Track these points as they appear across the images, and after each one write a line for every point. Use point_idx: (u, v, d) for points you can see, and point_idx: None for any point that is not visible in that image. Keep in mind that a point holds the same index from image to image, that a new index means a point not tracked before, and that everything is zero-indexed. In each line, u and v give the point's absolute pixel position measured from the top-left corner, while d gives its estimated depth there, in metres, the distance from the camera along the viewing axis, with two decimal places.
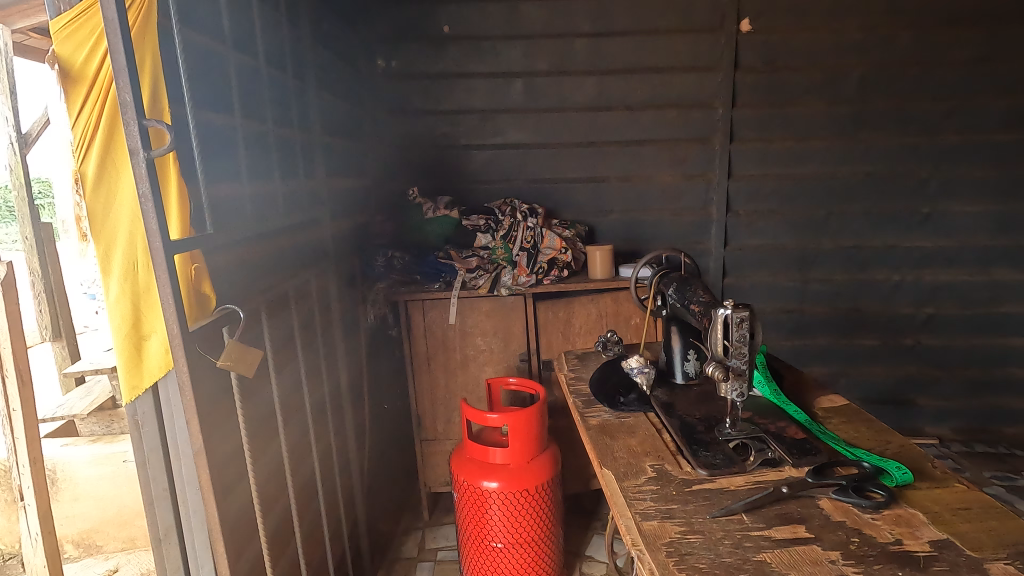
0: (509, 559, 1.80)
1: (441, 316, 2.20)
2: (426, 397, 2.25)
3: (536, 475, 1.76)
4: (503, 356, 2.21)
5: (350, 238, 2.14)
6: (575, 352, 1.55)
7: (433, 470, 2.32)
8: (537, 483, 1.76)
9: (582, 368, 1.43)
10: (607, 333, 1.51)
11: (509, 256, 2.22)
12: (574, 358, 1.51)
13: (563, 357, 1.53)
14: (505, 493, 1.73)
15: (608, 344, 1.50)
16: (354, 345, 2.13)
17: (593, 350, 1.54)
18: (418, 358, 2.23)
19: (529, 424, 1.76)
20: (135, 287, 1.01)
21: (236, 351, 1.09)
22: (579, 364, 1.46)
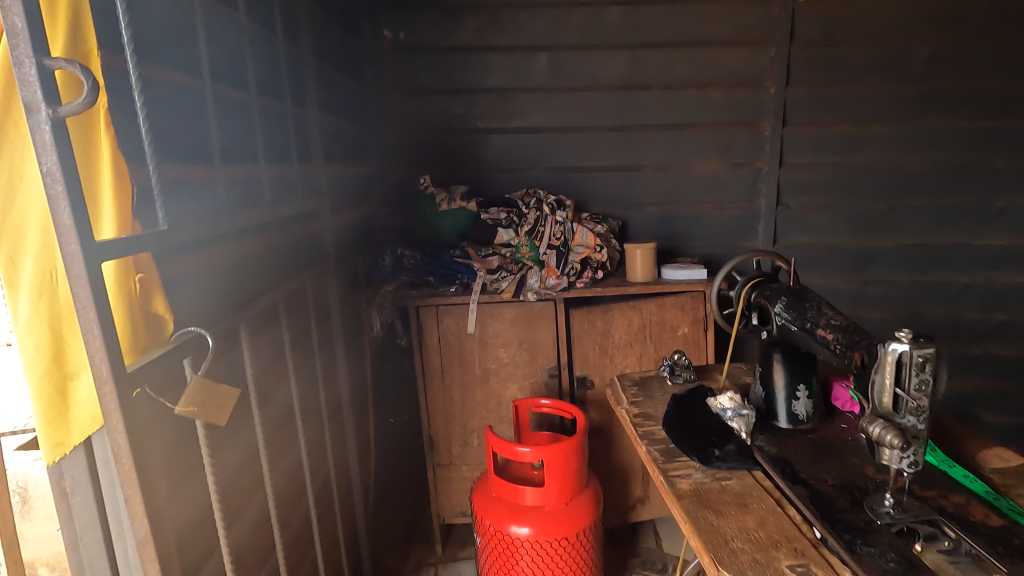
0: None
1: (457, 323, 1.91)
2: (440, 416, 1.97)
3: (576, 519, 1.48)
4: (528, 371, 1.91)
5: (351, 233, 1.85)
6: (629, 377, 1.27)
7: (447, 498, 2.03)
8: (577, 529, 1.48)
9: (646, 401, 1.14)
10: (675, 356, 1.23)
11: (536, 255, 1.94)
12: (631, 386, 1.22)
13: (616, 386, 1.24)
14: (538, 541, 1.45)
15: (675, 369, 1.22)
16: (357, 358, 1.84)
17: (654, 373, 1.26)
18: (431, 372, 1.94)
19: (569, 459, 1.48)
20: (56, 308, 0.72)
21: (204, 392, 0.81)
22: (642, 395, 1.17)
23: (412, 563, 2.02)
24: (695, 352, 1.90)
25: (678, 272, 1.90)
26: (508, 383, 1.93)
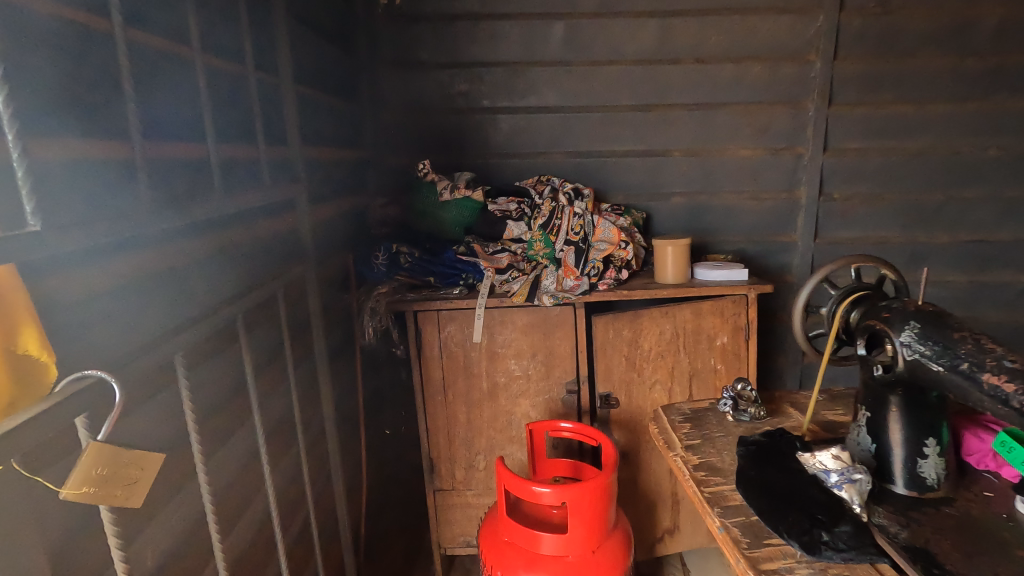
0: None
1: (461, 331, 1.66)
2: (442, 436, 1.73)
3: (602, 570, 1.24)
4: (543, 385, 1.67)
5: (339, 228, 1.60)
6: (676, 410, 1.04)
7: (449, 527, 1.80)
8: None
9: (705, 446, 0.90)
10: (738, 386, 0.99)
11: (551, 253, 1.71)
12: (683, 423, 0.98)
13: (661, 422, 1.00)
14: None
15: (738, 404, 0.97)
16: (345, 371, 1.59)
17: (709, 407, 1.02)
18: (431, 387, 1.71)
19: (596, 499, 1.24)
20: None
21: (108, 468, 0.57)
22: (697, 438, 0.93)
23: None
24: (734, 364, 1.65)
25: (715, 273, 1.64)
26: (519, 399, 1.69)
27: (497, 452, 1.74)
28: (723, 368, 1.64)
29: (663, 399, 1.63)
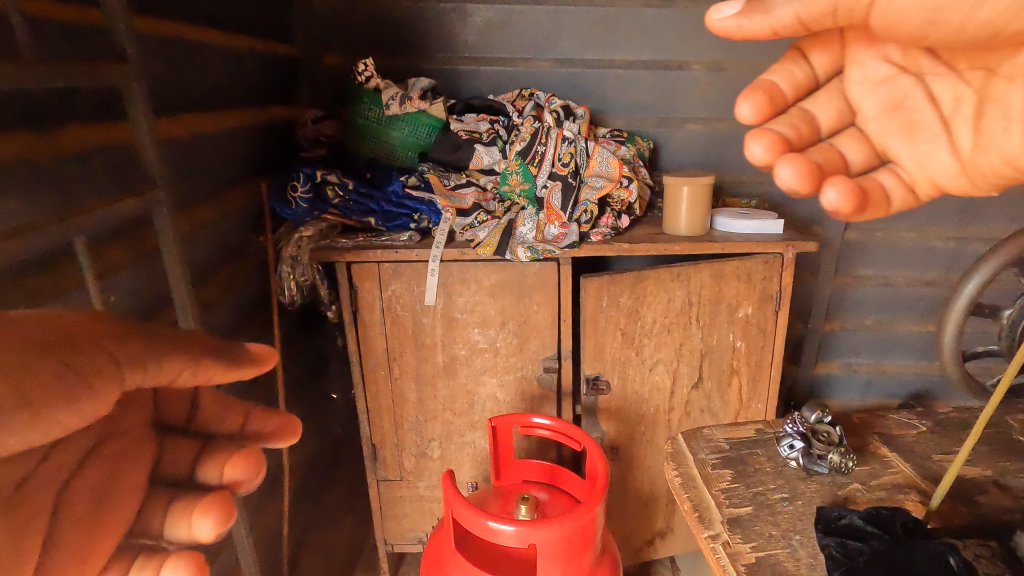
0: None
1: (410, 291, 1.28)
2: (386, 419, 1.39)
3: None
4: (514, 361, 1.32)
5: (229, 147, 1.16)
6: (706, 442, 0.82)
7: (396, 523, 1.49)
8: None
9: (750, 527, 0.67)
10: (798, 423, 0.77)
11: (530, 190, 1.32)
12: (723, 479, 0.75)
13: (686, 467, 0.78)
14: None
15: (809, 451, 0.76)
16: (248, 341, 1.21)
17: (756, 451, 0.80)
18: (371, 360, 1.34)
19: (575, 538, 0.92)
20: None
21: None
22: (742, 500, 0.72)
23: None
24: (756, 342, 1.30)
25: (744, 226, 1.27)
26: (483, 376, 1.34)
27: (456, 439, 1.40)
28: (743, 346, 1.29)
29: (667, 383, 1.29)
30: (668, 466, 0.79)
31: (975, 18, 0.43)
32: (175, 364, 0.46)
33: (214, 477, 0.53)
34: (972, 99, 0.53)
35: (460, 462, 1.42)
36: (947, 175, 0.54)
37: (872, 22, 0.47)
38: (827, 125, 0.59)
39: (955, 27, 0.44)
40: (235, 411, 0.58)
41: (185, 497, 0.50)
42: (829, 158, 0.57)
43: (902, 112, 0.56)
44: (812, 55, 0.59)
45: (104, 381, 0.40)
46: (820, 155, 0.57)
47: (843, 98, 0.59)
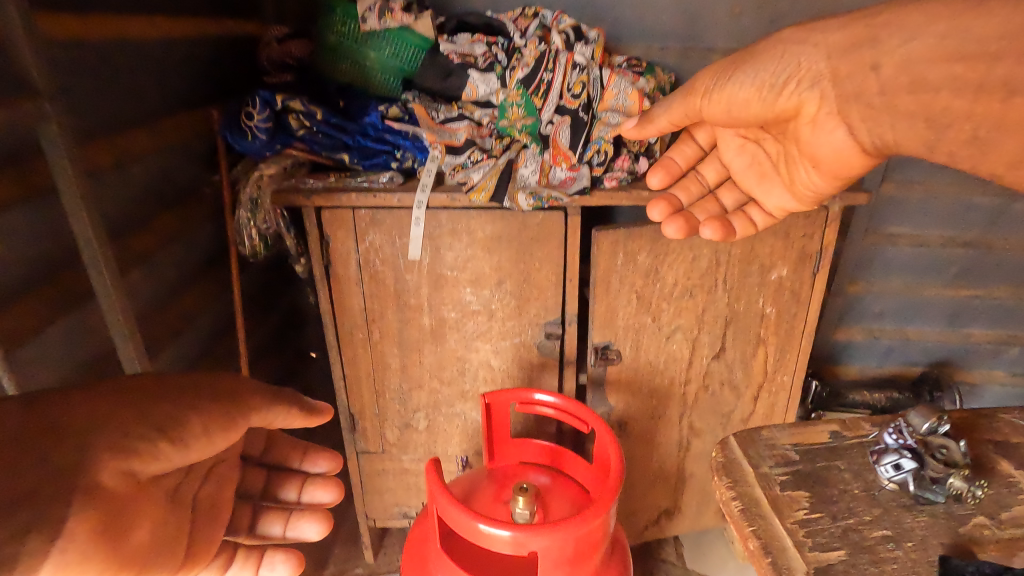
0: None
1: (390, 242, 1.09)
2: (366, 387, 1.23)
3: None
4: (510, 325, 1.15)
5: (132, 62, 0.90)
6: (767, 450, 0.69)
7: (379, 497, 1.36)
8: None
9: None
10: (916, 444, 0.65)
11: (534, 125, 1.10)
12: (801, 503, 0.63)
13: (747, 485, 0.65)
14: None
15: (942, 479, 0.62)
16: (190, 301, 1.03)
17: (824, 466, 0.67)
18: (347, 322, 1.16)
19: (581, 544, 0.78)
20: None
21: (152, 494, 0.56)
22: (828, 538, 0.59)
23: None
24: (787, 308, 1.13)
25: None
26: (475, 342, 1.18)
27: (445, 411, 1.25)
28: (773, 313, 1.13)
29: (685, 353, 1.14)
30: (721, 480, 0.66)
31: (749, 112, 0.87)
32: (266, 410, 0.66)
33: (292, 495, 0.79)
34: (783, 154, 0.92)
35: (448, 435, 1.28)
36: (789, 204, 0.96)
37: (707, 116, 0.92)
38: (714, 180, 1.03)
39: (745, 116, 0.87)
40: (296, 450, 0.82)
41: (277, 508, 0.75)
42: (714, 207, 1.01)
43: (755, 167, 0.97)
44: (698, 134, 1.01)
45: (238, 420, 0.63)
46: (705, 211, 0.99)
47: (720, 161, 1.01)
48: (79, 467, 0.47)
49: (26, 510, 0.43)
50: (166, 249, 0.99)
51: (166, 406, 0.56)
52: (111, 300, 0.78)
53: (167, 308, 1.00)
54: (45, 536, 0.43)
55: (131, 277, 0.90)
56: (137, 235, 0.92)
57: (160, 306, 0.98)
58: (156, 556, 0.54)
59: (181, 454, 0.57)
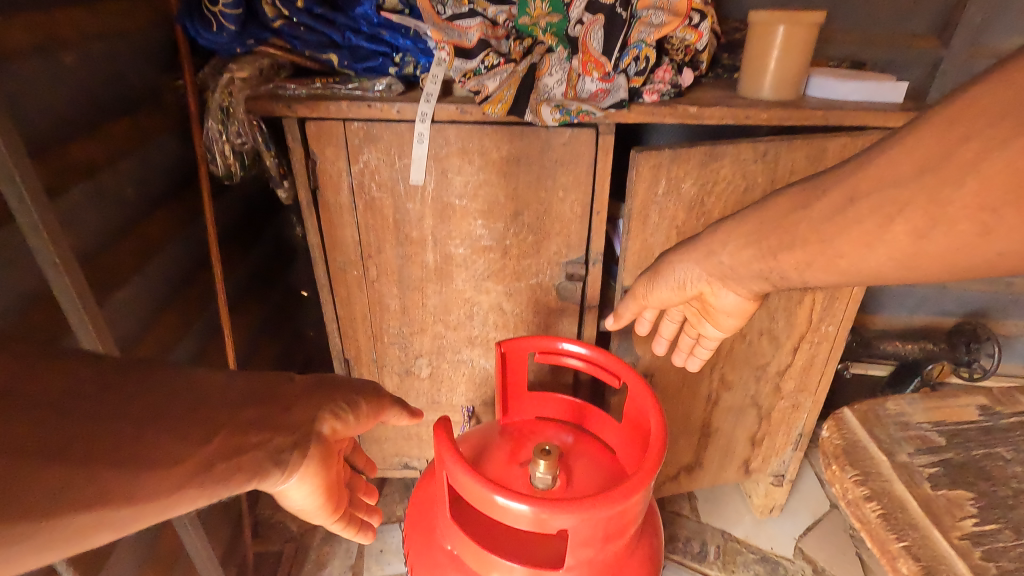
0: None
1: (389, 163, 0.93)
2: (362, 331, 1.10)
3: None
4: (527, 264, 1.01)
5: None
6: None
7: (378, 447, 1.26)
8: None
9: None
10: None
11: (561, 23, 0.90)
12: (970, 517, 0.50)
13: (883, 481, 0.53)
14: None
15: None
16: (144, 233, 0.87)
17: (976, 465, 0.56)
18: (339, 258, 1.02)
19: (618, 519, 0.68)
20: (190, 393, 0.54)
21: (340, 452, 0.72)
22: (1014, 561, 0.47)
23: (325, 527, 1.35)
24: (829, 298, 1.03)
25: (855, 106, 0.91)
26: (486, 283, 1.04)
27: (450, 357, 1.13)
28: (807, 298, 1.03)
29: None
30: (844, 472, 0.54)
31: (666, 299, 0.86)
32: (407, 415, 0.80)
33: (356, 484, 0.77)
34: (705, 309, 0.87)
35: (453, 384, 1.16)
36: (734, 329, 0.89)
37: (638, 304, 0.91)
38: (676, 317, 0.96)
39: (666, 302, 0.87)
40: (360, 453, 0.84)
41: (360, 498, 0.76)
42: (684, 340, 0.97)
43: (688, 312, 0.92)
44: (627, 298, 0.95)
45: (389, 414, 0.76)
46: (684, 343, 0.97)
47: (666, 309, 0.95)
48: (312, 422, 0.63)
49: (276, 438, 0.59)
50: (120, 163, 0.83)
51: (365, 394, 0.72)
52: (35, 220, 0.63)
53: (125, 234, 0.85)
54: (297, 457, 0.60)
55: (73, 197, 0.74)
56: (81, 143, 0.76)
57: (115, 235, 0.82)
58: (336, 494, 0.68)
59: (357, 427, 0.70)
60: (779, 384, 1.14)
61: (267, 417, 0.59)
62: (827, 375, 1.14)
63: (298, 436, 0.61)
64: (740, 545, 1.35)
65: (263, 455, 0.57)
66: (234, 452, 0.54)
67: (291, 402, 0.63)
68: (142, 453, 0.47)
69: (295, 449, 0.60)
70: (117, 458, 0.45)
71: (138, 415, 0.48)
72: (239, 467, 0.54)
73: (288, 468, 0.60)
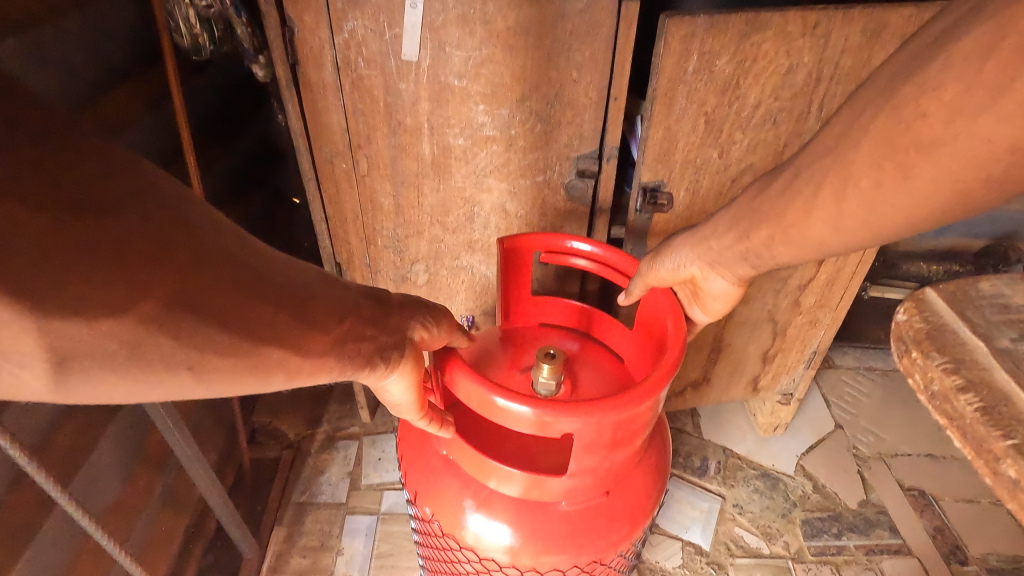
0: None
1: (378, 34, 0.80)
2: (354, 233, 1.02)
3: (614, 526, 0.70)
4: (534, 158, 0.91)
5: None
6: (996, 313, 0.43)
7: None
8: (617, 544, 0.71)
9: None
10: None
11: None
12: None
13: (980, 369, 0.39)
14: (525, 568, 0.69)
15: None
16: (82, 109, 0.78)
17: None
18: (325, 149, 0.91)
19: (627, 428, 0.62)
20: (324, 280, 0.56)
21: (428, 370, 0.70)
22: None
23: (323, 434, 1.34)
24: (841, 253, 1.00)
25: None
26: (488, 180, 0.94)
27: (448, 263, 1.06)
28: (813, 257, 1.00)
29: None
30: (929, 358, 0.40)
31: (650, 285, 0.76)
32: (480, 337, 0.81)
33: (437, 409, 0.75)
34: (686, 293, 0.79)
35: (452, 292, 1.10)
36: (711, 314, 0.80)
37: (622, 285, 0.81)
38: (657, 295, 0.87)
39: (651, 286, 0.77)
40: None
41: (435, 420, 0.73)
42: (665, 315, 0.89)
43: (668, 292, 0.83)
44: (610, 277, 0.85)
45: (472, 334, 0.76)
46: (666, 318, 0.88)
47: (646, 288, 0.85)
48: (412, 327, 0.62)
49: (386, 336, 0.58)
50: None
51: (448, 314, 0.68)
52: None
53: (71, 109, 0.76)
54: (400, 355, 0.59)
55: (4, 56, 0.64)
56: None
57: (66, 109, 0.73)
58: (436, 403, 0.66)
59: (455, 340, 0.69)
60: (799, 298, 1.07)
61: (379, 319, 0.59)
62: (851, 291, 1.06)
63: (400, 338, 0.60)
64: (741, 461, 1.33)
65: (372, 348, 0.57)
66: (356, 338, 0.55)
67: (398, 306, 0.62)
68: (263, 326, 0.47)
69: (397, 348, 0.59)
70: (246, 324, 0.46)
71: (263, 295, 0.47)
72: (354, 353, 0.55)
73: (388, 363, 0.58)
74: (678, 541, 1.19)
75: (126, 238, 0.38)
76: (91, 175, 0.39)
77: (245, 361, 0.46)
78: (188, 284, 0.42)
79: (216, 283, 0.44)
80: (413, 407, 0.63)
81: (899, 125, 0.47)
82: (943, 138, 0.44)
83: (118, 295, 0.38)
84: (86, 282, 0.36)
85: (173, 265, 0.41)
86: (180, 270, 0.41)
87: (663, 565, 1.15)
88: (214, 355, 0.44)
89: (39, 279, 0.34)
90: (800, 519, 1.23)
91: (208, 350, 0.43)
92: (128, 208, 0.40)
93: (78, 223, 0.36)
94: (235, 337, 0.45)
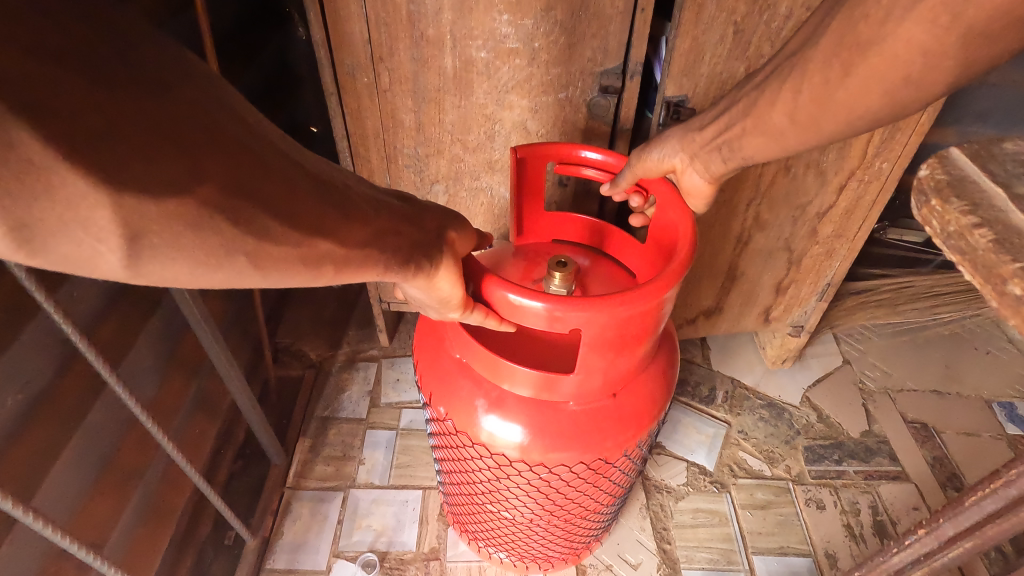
0: (530, 530, 0.92)
1: None
2: (375, 151, 1.03)
3: (620, 427, 0.74)
4: (556, 74, 0.90)
5: None
6: (1016, 166, 0.45)
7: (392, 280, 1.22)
8: (622, 445, 0.75)
9: None
10: None
11: None
12: None
13: (997, 211, 0.41)
14: (535, 464, 0.74)
15: None
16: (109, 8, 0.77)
17: None
18: (347, 60, 0.91)
19: (636, 327, 0.65)
20: (355, 180, 0.56)
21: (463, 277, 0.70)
22: None
23: (343, 356, 1.38)
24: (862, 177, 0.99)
25: None
26: (509, 97, 0.94)
27: (468, 184, 1.06)
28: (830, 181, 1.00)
29: None
30: (947, 203, 0.42)
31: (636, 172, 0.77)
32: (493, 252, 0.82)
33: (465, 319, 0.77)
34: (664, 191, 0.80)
35: (470, 214, 1.11)
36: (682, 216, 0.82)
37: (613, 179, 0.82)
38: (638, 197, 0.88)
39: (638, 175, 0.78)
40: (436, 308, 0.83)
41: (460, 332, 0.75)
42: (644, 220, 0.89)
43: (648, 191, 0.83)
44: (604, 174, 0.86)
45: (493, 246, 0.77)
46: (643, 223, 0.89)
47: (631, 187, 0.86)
48: (444, 228, 0.63)
49: (422, 233, 0.59)
50: None
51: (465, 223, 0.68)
52: None
53: None
54: (438, 254, 0.60)
55: None
56: None
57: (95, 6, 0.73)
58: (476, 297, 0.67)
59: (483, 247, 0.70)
60: (816, 227, 1.07)
61: (414, 218, 0.59)
62: (869, 220, 1.05)
63: (436, 238, 0.60)
64: (748, 392, 1.37)
65: (411, 244, 0.57)
66: (394, 233, 0.55)
67: (427, 209, 0.63)
68: (312, 214, 0.47)
69: (438, 249, 0.60)
70: (297, 212, 0.46)
71: (307, 184, 0.48)
72: (395, 248, 0.55)
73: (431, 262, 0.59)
74: (683, 462, 1.24)
75: (182, 119, 0.39)
76: (143, 58, 0.39)
77: (297, 247, 0.46)
78: (242, 166, 0.42)
79: (268, 167, 0.44)
80: (459, 304, 0.63)
81: (850, 26, 0.52)
82: (877, 38, 0.49)
83: (178, 176, 0.38)
84: (155, 160, 0.37)
85: (225, 147, 0.41)
86: (233, 151, 0.42)
87: (667, 482, 1.21)
88: (266, 243, 0.44)
89: (110, 153, 0.34)
90: (802, 446, 1.27)
91: (263, 238, 0.44)
92: (177, 90, 0.40)
93: (135, 99, 0.37)
94: (287, 223, 0.45)
